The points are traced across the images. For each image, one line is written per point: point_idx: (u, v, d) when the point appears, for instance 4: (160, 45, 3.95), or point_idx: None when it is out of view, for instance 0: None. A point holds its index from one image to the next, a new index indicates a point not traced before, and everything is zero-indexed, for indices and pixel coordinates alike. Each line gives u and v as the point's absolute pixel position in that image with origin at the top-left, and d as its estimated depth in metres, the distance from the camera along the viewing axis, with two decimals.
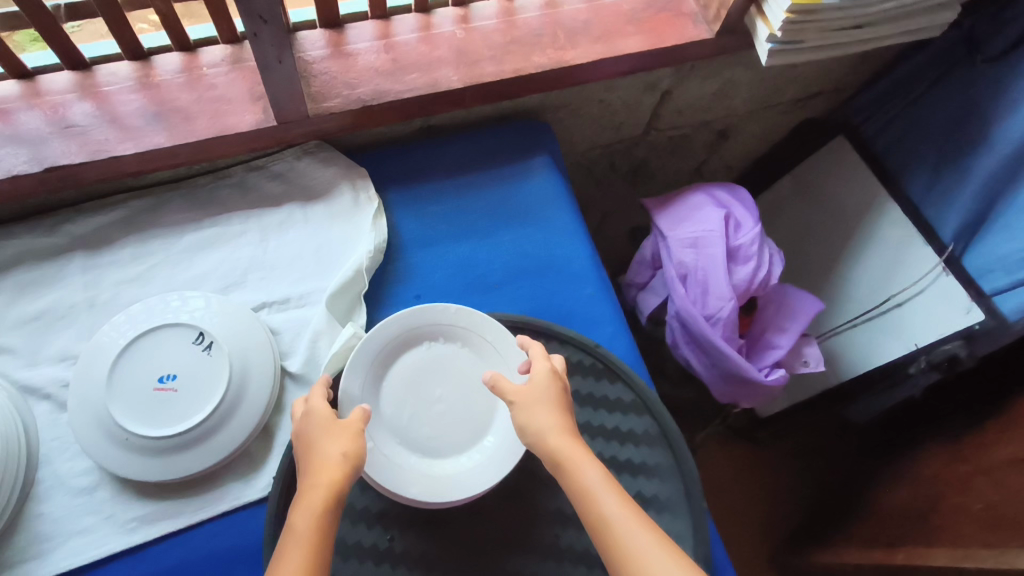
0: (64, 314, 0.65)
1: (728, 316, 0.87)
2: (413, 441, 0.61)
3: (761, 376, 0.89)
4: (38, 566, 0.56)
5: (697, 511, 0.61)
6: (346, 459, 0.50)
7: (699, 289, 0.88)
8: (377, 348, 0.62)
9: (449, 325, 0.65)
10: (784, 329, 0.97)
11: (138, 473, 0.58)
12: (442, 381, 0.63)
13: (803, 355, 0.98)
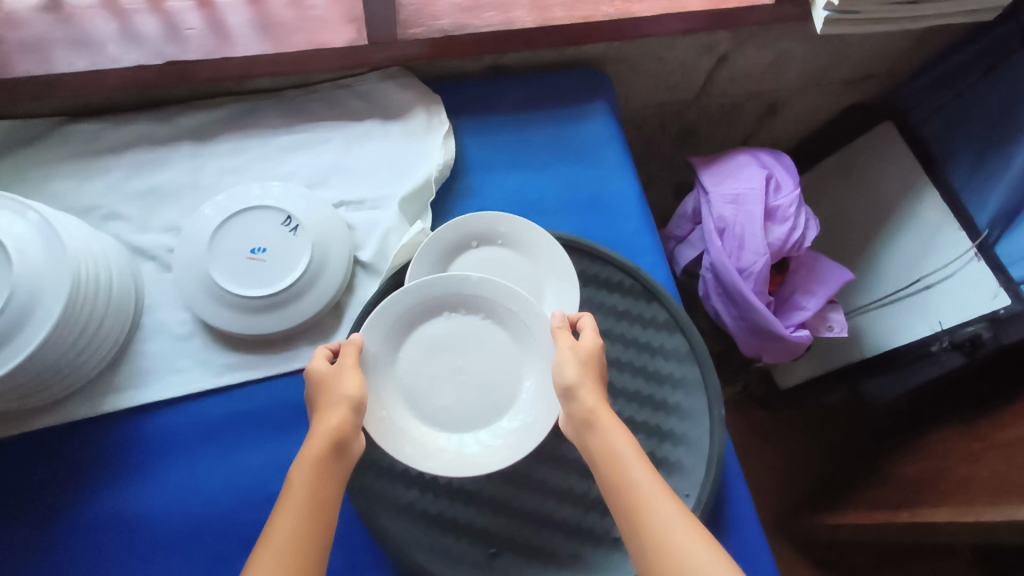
0: (172, 193, 0.74)
1: (761, 270, 0.92)
2: (432, 413, 0.62)
3: (787, 331, 0.95)
4: (139, 392, 0.65)
5: (716, 420, 0.68)
6: (353, 410, 0.52)
7: (735, 243, 0.93)
8: (393, 317, 0.62)
9: (469, 295, 0.63)
10: (813, 292, 1.01)
11: (229, 325, 0.67)
12: (464, 351, 0.64)
13: (829, 320, 1.03)
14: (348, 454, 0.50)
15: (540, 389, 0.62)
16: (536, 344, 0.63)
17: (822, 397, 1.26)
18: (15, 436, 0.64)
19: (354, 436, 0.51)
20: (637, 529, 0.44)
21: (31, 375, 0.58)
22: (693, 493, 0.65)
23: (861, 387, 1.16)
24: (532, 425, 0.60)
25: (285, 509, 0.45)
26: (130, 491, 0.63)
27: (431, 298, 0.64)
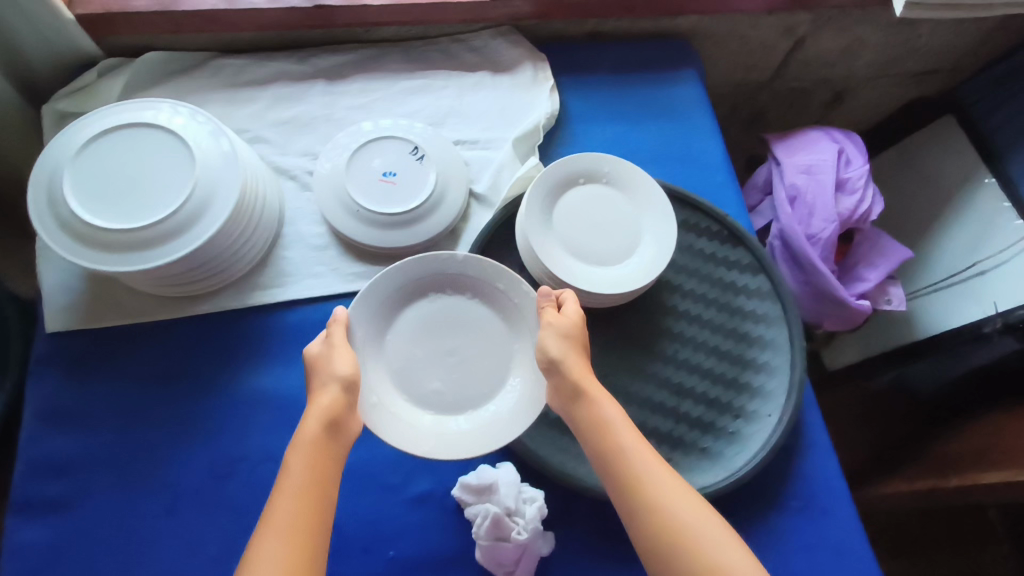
0: (308, 123, 0.82)
1: (830, 237, 0.97)
2: (424, 395, 0.64)
3: (850, 298, 1.00)
4: (281, 292, 0.73)
5: (798, 351, 0.73)
6: (345, 391, 0.55)
7: (807, 210, 0.99)
8: (381, 301, 0.65)
9: (455, 274, 0.67)
10: (874, 265, 1.07)
11: (362, 238, 0.74)
12: (452, 332, 0.67)
13: (887, 293, 1.08)
14: (345, 437, 0.54)
15: (527, 365, 0.65)
16: (523, 321, 0.66)
17: (867, 386, 1.29)
18: (172, 318, 0.71)
19: (349, 415, 0.55)
20: (632, 492, 0.52)
21: (207, 257, 0.66)
22: (774, 414, 0.72)
23: (902, 375, 1.20)
24: (527, 403, 0.63)
25: (285, 494, 0.50)
26: (272, 372, 0.70)
27: (418, 280, 0.67)
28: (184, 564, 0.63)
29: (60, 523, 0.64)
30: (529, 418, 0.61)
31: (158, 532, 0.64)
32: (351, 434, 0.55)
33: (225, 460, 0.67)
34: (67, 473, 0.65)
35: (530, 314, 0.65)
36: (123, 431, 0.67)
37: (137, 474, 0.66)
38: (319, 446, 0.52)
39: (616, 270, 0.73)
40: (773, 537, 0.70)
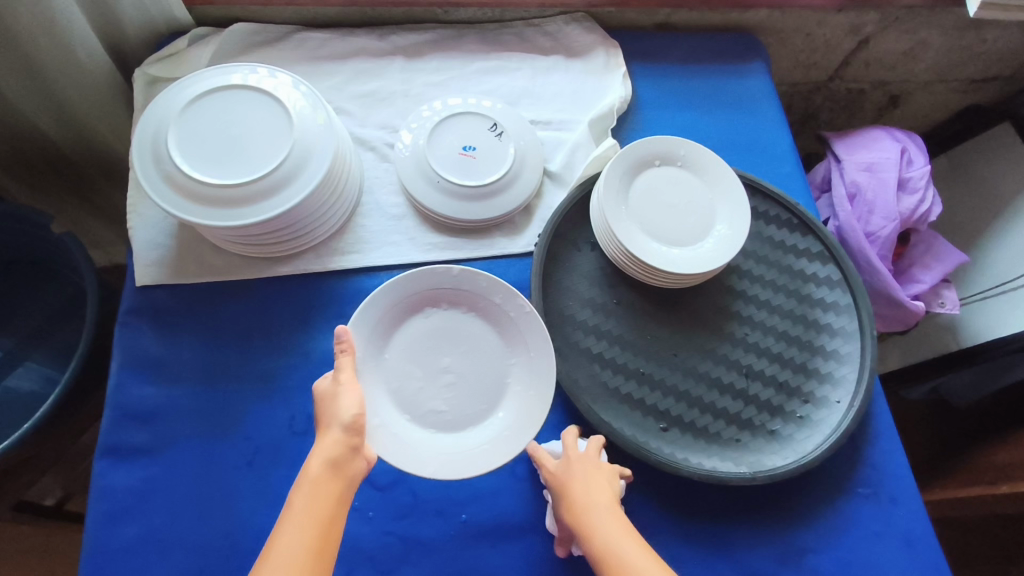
0: (386, 97, 0.84)
1: (888, 235, 0.97)
2: (424, 414, 0.64)
3: (907, 298, 0.99)
4: (359, 257, 0.74)
5: (870, 340, 0.73)
6: (350, 434, 0.53)
7: (867, 207, 0.98)
8: (378, 318, 0.65)
9: (452, 287, 0.68)
10: (930, 267, 1.06)
11: (440, 209, 0.75)
12: (448, 347, 0.67)
13: (941, 296, 1.08)
14: (351, 478, 0.52)
15: (526, 380, 0.66)
16: (520, 335, 0.67)
17: (902, 396, 1.18)
18: (253, 278, 0.72)
19: (354, 459, 0.53)
20: None
21: (295, 218, 0.68)
22: (843, 401, 0.72)
23: (941, 385, 1.10)
24: (525, 418, 0.63)
25: (287, 534, 0.48)
26: None
27: (414, 295, 0.67)
28: (264, 514, 0.64)
29: (145, 469, 0.65)
30: (530, 435, 0.61)
31: (238, 483, 0.65)
32: (358, 476, 0.53)
33: (303, 416, 0.68)
34: (152, 421, 0.66)
35: (529, 328, 0.66)
36: (205, 384, 0.68)
37: (219, 425, 0.67)
38: (321, 486, 0.51)
39: (690, 251, 0.74)
40: (841, 523, 0.70)
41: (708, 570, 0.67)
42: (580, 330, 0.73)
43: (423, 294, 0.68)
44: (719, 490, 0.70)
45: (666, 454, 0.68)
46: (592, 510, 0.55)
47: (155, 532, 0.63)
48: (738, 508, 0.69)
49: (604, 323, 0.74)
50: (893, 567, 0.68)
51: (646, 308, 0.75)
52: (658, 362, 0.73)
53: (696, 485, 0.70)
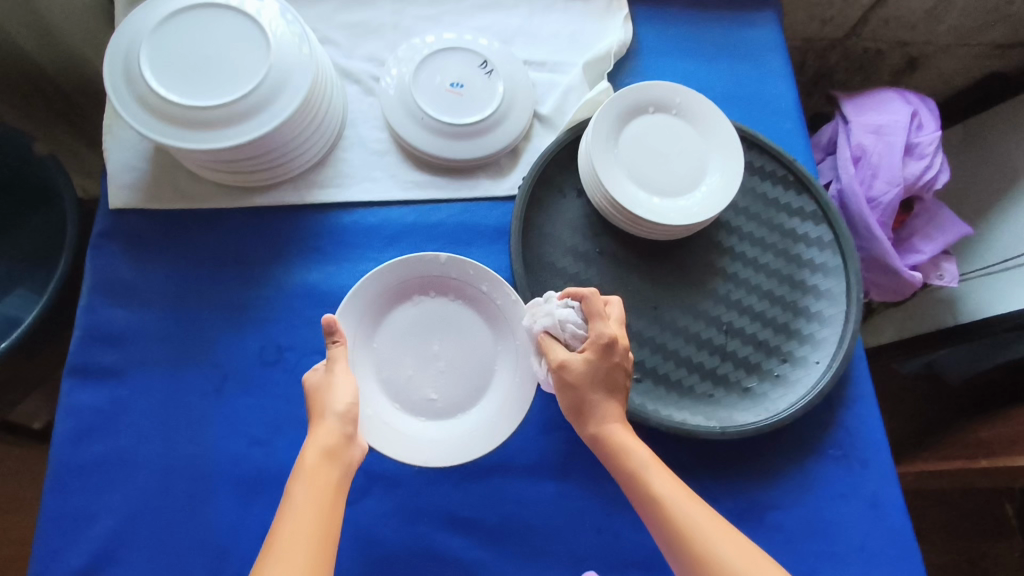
0: (375, 28, 0.80)
1: (890, 201, 0.93)
2: (416, 400, 0.65)
3: (904, 268, 0.95)
4: (338, 192, 0.73)
5: (855, 301, 0.72)
6: (344, 424, 0.52)
7: (870, 171, 0.94)
8: (368, 308, 0.65)
9: (439, 276, 0.67)
10: (931, 238, 1.02)
11: (422, 146, 0.73)
12: (437, 335, 0.67)
13: (940, 268, 1.03)
14: (347, 465, 0.51)
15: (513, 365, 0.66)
16: (506, 325, 0.67)
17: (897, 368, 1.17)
18: (229, 207, 0.71)
19: (349, 449, 0.52)
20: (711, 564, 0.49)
21: (274, 145, 0.66)
22: (822, 362, 0.71)
23: (937, 360, 1.08)
24: (512, 402, 0.64)
25: (296, 518, 0.47)
26: (322, 270, 0.71)
27: (401, 283, 0.66)
28: (231, 441, 0.65)
29: (113, 390, 0.65)
30: (518, 418, 0.62)
31: (206, 409, 0.66)
32: (354, 464, 0.52)
33: (273, 347, 0.68)
34: (122, 344, 0.67)
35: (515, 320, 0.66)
36: (175, 311, 0.68)
37: (189, 351, 0.67)
38: (320, 474, 0.49)
39: (678, 203, 0.72)
40: (808, 482, 0.70)
41: None
42: (559, 277, 0.72)
43: (411, 283, 0.67)
44: (687, 443, 0.70)
45: (636, 405, 0.67)
46: (649, 469, 0.55)
47: (121, 451, 0.64)
48: (705, 462, 0.69)
49: (584, 271, 0.72)
50: (856, 528, 0.68)
51: (629, 259, 0.73)
52: (637, 313, 0.72)
53: (664, 437, 0.70)
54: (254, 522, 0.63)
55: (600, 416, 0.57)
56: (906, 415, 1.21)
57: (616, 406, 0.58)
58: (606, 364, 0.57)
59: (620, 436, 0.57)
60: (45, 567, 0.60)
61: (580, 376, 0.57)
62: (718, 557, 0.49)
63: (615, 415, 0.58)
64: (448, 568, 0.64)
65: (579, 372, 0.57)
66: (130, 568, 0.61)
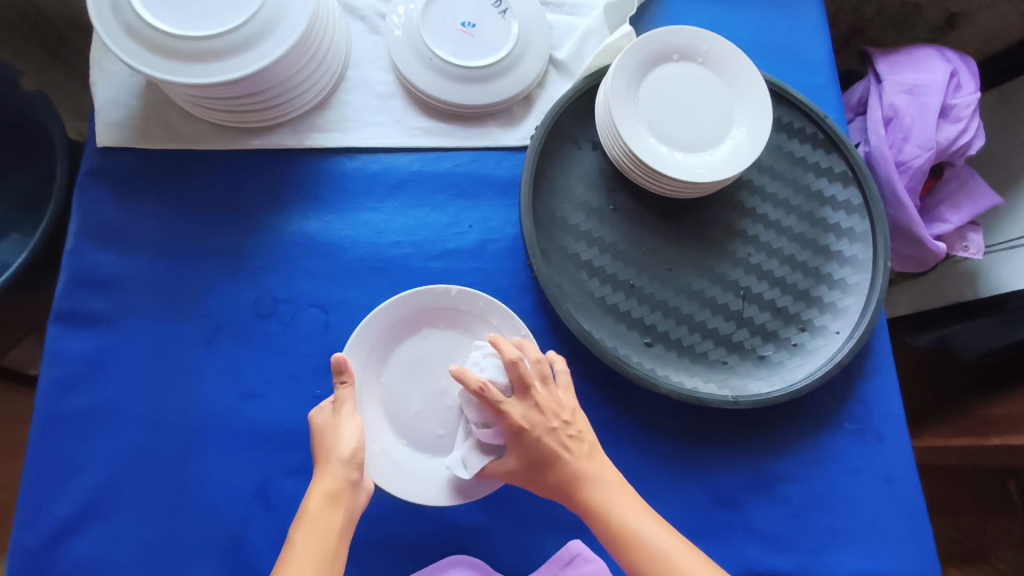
0: None
1: (921, 167, 0.85)
2: (423, 438, 0.60)
3: (928, 237, 0.89)
4: (339, 137, 0.68)
5: (882, 270, 0.68)
6: (349, 469, 0.51)
7: (901, 134, 0.86)
8: (376, 339, 0.61)
9: (448, 307, 0.63)
10: (959, 207, 0.95)
11: (429, 90, 0.68)
12: (445, 370, 0.62)
13: (965, 239, 0.96)
14: (352, 511, 0.50)
15: None
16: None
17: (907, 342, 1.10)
18: (223, 149, 0.67)
19: (354, 494, 0.51)
20: None
21: (265, 84, 0.62)
22: (842, 331, 0.67)
23: (949, 336, 1.01)
24: None
25: (292, 568, 0.45)
26: (321, 219, 0.67)
27: (408, 314, 0.62)
28: (222, 393, 0.62)
29: (100, 338, 0.63)
30: None
31: (198, 360, 0.63)
32: (358, 508, 0.51)
33: (268, 299, 0.65)
34: (110, 290, 0.64)
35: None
36: (166, 257, 0.65)
37: (180, 300, 0.64)
38: (323, 520, 0.48)
39: (701, 157, 0.67)
40: (821, 455, 0.67)
41: (675, 490, 0.65)
42: (570, 235, 0.68)
43: (419, 315, 0.63)
44: (698, 412, 0.67)
45: (646, 370, 0.64)
46: (629, 511, 0.53)
47: (110, 401, 0.61)
48: (715, 431, 0.67)
49: (596, 229, 0.68)
50: (867, 504, 0.66)
51: (645, 217, 0.69)
52: (650, 275, 0.68)
53: (672, 402, 0.67)
54: (246, 478, 0.61)
55: (559, 484, 0.55)
56: (913, 393, 1.16)
57: (575, 467, 0.54)
58: (529, 448, 0.54)
59: (590, 498, 0.53)
60: (30, 516, 0.59)
61: (522, 469, 0.55)
62: None
63: (580, 475, 0.54)
64: (445, 530, 0.63)
65: (518, 468, 0.56)
66: (119, 520, 0.59)
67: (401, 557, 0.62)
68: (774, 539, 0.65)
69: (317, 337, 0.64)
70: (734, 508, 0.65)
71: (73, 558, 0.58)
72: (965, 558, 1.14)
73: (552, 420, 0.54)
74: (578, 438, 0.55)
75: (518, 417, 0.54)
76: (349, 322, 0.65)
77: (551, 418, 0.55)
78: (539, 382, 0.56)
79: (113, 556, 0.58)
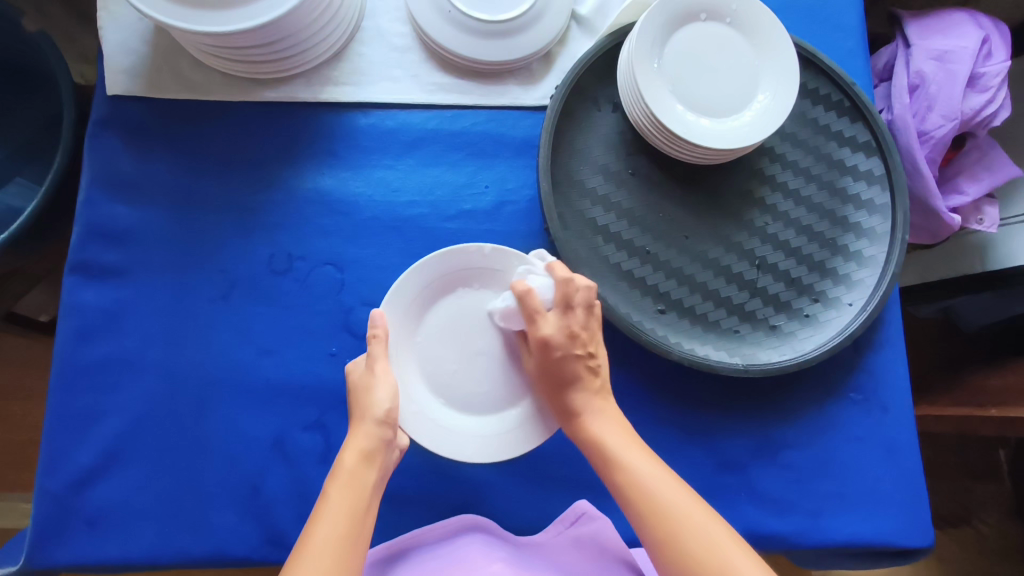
0: None
1: (943, 138, 0.83)
2: (460, 396, 0.60)
3: (944, 209, 0.86)
4: (354, 91, 0.67)
5: (899, 242, 0.67)
6: (384, 428, 0.52)
7: (925, 102, 0.83)
8: (410, 299, 0.60)
9: (484, 266, 0.62)
10: (977, 178, 0.91)
11: (448, 43, 0.66)
12: (482, 329, 0.61)
13: (980, 212, 0.93)
14: (384, 469, 0.52)
15: None
16: None
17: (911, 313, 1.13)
18: (236, 101, 0.66)
19: (387, 452, 0.52)
20: (664, 515, 0.50)
21: (279, 34, 0.59)
22: (855, 304, 0.68)
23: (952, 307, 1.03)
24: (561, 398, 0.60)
25: (326, 521, 0.47)
26: (335, 175, 0.66)
27: (446, 273, 0.61)
28: (238, 348, 0.63)
29: (117, 289, 0.63)
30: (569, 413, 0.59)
31: (213, 315, 0.63)
32: (390, 465, 0.53)
33: (283, 255, 0.65)
34: (125, 242, 0.63)
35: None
36: (180, 210, 0.64)
37: (195, 254, 0.64)
38: (358, 477, 0.50)
39: (723, 123, 0.66)
40: (826, 425, 0.68)
41: (681, 454, 0.66)
42: (587, 199, 0.67)
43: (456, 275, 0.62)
44: (707, 378, 0.68)
45: (658, 337, 0.65)
46: (620, 432, 0.56)
47: (127, 352, 0.62)
48: (723, 399, 0.68)
49: (613, 194, 0.68)
50: (868, 472, 0.68)
51: (663, 184, 0.68)
52: (666, 242, 0.68)
53: (682, 369, 0.68)
54: (263, 431, 0.62)
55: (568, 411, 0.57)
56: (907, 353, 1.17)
57: (583, 398, 0.57)
58: (552, 368, 0.57)
59: (591, 431, 0.56)
60: (53, 462, 0.60)
61: (542, 382, 0.58)
62: (674, 509, 0.50)
63: (580, 408, 0.56)
64: (456, 486, 0.65)
65: (538, 372, 0.58)
66: (139, 468, 0.61)
67: (413, 510, 0.64)
68: (775, 502, 0.67)
69: (332, 296, 0.64)
70: (738, 473, 0.67)
71: (97, 502, 0.60)
72: (952, 521, 1.16)
73: (579, 347, 0.56)
74: (595, 372, 0.58)
75: (553, 333, 0.56)
76: (363, 281, 0.65)
77: (579, 345, 0.57)
78: (581, 308, 0.57)
79: (136, 502, 0.60)
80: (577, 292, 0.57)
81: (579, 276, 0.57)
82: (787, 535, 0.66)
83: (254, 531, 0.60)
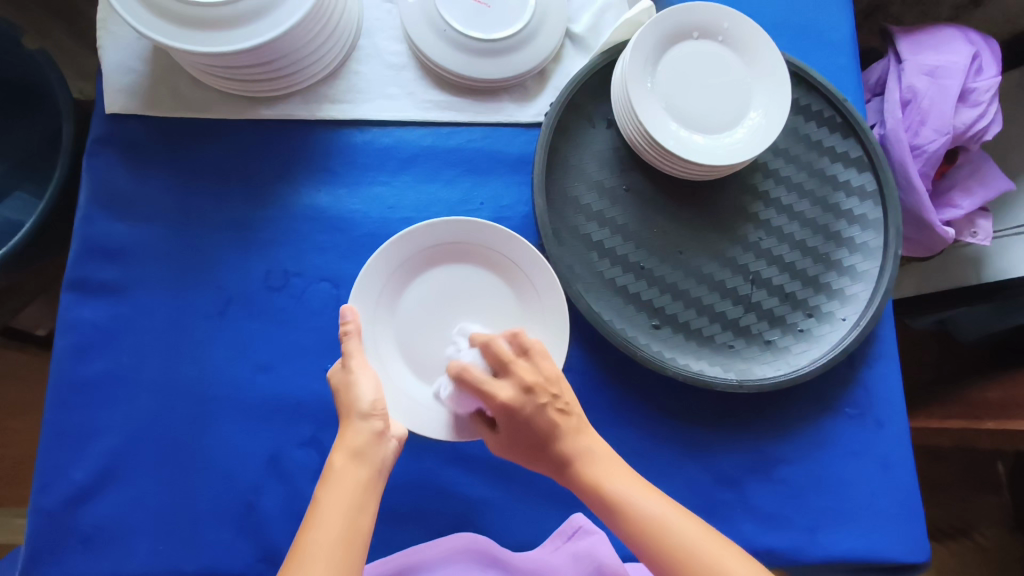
0: None
1: (936, 152, 0.83)
2: (440, 369, 0.62)
3: (938, 222, 0.86)
4: (350, 109, 0.67)
5: (890, 257, 0.68)
6: (371, 422, 0.51)
7: (918, 117, 0.84)
8: (416, 251, 0.63)
9: (458, 240, 0.64)
10: (970, 192, 0.91)
11: (444, 60, 0.66)
12: (463, 302, 0.64)
13: (974, 225, 0.93)
14: (380, 464, 0.50)
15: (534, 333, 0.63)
16: (529, 284, 0.64)
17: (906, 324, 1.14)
18: (233, 119, 0.66)
19: (382, 445, 0.51)
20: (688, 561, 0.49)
21: (274, 55, 0.60)
22: (849, 319, 0.68)
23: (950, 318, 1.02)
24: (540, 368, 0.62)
25: (318, 527, 0.47)
26: (332, 193, 0.67)
27: (423, 249, 0.63)
28: (234, 364, 0.63)
29: (114, 307, 0.63)
30: None
31: (209, 331, 0.63)
32: (388, 459, 0.51)
33: (279, 272, 0.65)
34: (122, 259, 0.64)
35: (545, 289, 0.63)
36: (178, 227, 0.65)
37: (190, 271, 0.64)
38: (346, 477, 0.49)
39: (716, 140, 0.67)
40: (821, 440, 0.68)
41: (676, 468, 0.67)
42: (582, 215, 0.68)
43: (471, 246, 0.64)
44: (701, 393, 0.68)
45: (655, 353, 0.65)
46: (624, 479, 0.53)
47: (124, 369, 0.62)
48: (721, 414, 0.68)
49: (607, 209, 0.68)
50: (863, 486, 0.68)
51: (659, 199, 0.69)
52: (660, 258, 0.68)
53: (677, 383, 0.68)
54: (257, 447, 0.62)
55: (559, 462, 0.53)
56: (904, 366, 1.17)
57: (569, 442, 0.53)
58: (523, 426, 0.52)
59: (585, 465, 0.53)
60: (48, 480, 0.60)
61: (519, 446, 0.54)
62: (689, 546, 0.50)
63: (573, 453, 0.53)
64: (450, 503, 0.64)
65: (512, 442, 0.54)
66: (136, 484, 0.61)
67: (409, 526, 0.64)
68: (769, 517, 0.67)
69: (327, 312, 0.65)
70: (733, 490, 0.67)
71: (91, 520, 0.60)
72: (951, 535, 1.16)
73: (540, 396, 0.52)
74: (567, 412, 0.53)
75: (508, 397, 0.51)
76: None
77: (540, 394, 0.52)
78: (521, 358, 0.53)
79: (130, 519, 0.60)
80: (504, 345, 0.53)
81: (499, 332, 0.54)
82: (783, 551, 0.66)
83: (249, 548, 0.60)
